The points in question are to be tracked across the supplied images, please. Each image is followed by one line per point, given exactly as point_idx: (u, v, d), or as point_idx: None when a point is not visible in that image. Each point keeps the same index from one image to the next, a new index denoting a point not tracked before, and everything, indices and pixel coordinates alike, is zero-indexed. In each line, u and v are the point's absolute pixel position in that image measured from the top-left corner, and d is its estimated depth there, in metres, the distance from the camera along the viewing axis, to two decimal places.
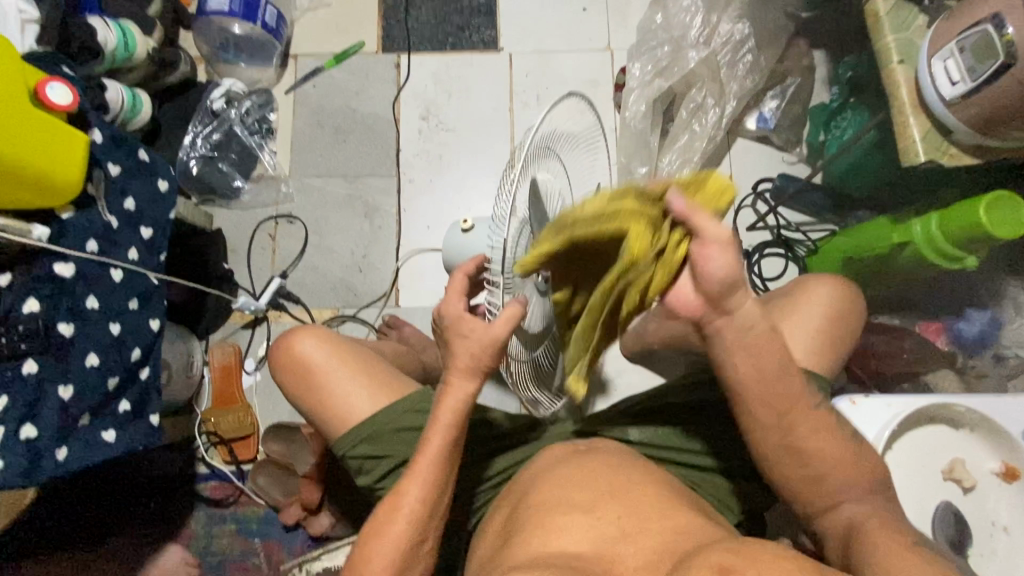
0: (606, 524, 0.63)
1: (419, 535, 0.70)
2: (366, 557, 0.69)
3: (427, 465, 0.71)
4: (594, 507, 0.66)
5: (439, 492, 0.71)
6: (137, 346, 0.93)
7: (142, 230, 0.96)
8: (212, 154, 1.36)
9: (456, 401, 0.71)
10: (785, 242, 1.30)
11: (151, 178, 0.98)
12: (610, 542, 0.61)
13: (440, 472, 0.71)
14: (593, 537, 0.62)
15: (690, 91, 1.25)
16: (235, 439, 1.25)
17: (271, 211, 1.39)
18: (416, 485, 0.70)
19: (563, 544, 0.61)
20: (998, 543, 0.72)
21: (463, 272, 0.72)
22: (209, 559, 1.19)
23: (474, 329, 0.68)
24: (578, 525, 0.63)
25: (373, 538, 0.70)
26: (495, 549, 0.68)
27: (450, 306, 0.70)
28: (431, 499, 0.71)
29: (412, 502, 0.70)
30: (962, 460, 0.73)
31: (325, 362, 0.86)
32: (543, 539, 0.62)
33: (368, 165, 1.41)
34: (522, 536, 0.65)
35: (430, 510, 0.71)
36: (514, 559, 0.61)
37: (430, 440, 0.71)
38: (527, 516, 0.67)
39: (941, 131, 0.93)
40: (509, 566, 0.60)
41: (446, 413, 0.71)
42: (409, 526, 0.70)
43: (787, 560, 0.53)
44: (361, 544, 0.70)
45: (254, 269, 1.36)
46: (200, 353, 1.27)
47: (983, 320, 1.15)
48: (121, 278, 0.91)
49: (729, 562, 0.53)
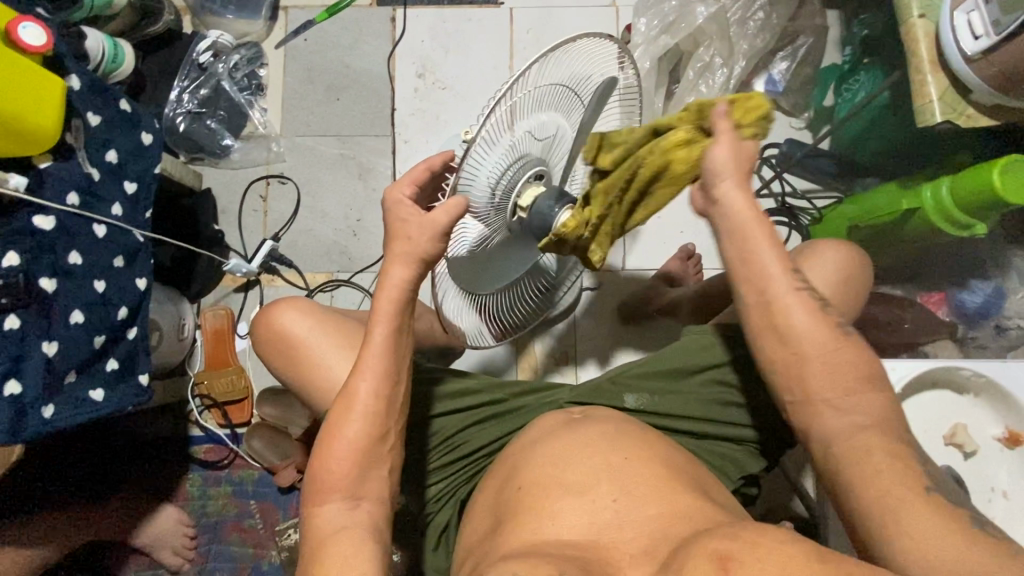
0: (600, 508, 0.62)
1: (380, 431, 0.68)
2: (324, 460, 0.67)
3: (374, 355, 0.69)
4: (588, 489, 0.64)
5: (393, 382, 0.70)
6: (124, 305, 0.90)
7: (125, 184, 0.92)
8: (200, 110, 1.30)
9: (396, 290, 0.70)
10: (789, 210, 1.26)
11: (133, 130, 0.94)
12: (604, 527, 0.60)
13: (390, 361, 0.70)
14: (588, 523, 0.61)
15: (698, 49, 1.21)
16: (229, 403, 1.24)
17: (262, 171, 1.35)
18: (368, 378, 0.69)
19: (557, 531, 0.60)
20: (996, 507, 0.72)
21: (428, 164, 0.72)
22: (205, 519, 1.20)
23: (410, 216, 0.70)
24: (570, 509, 0.62)
25: (329, 439, 0.68)
26: (487, 532, 0.67)
27: (396, 190, 0.71)
28: (383, 389, 0.69)
29: (367, 394, 0.68)
30: (963, 425, 0.74)
31: (306, 333, 0.84)
32: (537, 527, 0.61)
33: (362, 125, 1.37)
34: (513, 521, 0.64)
35: (385, 404, 0.69)
36: (505, 547, 0.60)
37: (374, 329, 0.70)
38: (519, 498, 0.66)
39: (959, 91, 0.89)
40: (501, 557, 0.59)
41: (388, 299, 0.70)
42: (366, 420, 0.68)
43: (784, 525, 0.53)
44: (319, 450, 0.68)
45: (246, 232, 1.32)
46: (191, 316, 1.24)
47: (987, 289, 1.13)
48: (104, 233, 0.88)
49: (728, 550, 0.52)
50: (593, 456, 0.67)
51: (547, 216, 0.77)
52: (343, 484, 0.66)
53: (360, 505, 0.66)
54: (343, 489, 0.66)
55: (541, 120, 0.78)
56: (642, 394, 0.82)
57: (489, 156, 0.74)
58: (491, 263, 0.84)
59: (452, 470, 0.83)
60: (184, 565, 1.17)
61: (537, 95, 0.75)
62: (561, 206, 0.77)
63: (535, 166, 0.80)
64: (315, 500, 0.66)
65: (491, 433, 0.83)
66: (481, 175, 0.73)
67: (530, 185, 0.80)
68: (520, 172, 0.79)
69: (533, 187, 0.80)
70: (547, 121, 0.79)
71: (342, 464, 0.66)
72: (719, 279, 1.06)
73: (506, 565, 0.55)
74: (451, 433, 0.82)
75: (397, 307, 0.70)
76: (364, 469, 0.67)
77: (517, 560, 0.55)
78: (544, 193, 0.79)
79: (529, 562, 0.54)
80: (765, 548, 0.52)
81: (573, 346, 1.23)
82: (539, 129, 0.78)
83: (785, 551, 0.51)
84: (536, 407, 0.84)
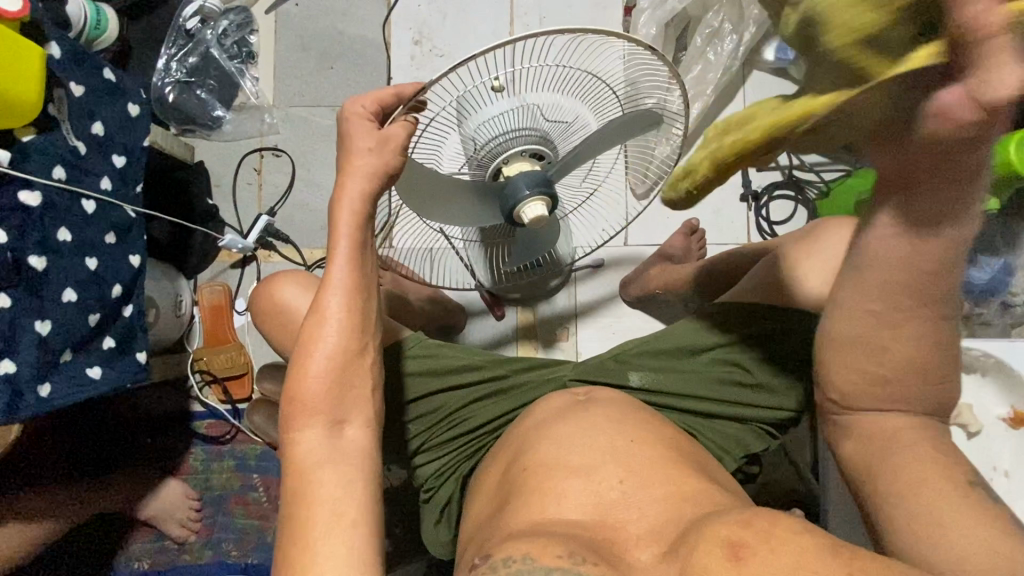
0: (607, 488, 0.62)
1: (357, 350, 0.67)
2: (298, 383, 0.65)
3: (340, 272, 0.67)
4: (594, 470, 0.64)
5: (363, 298, 0.68)
6: (118, 283, 0.88)
7: (114, 157, 0.90)
8: (189, 80, 1.26)
9: (354, 202, 0.67)
10: (796, 183, 1.24)
11: (121, 101, 0.91)
12: (610, 508, 0.60)
13: (357, 276, 0.68)
14: (595, 503, 0.61)
15: (706, 14, 1.16)
16: (230, 378, 1.24)
17: (256, 143, 1.31)
18: (337, 295, 0.67)
19: (563, 510, 0.60)
20: (998, 486, 0.72)
21: (395, 90, 0.69)
22: (210, 493, 1.21)
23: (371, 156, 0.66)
24: (578, 490, 0.62)
25: (302, 360, 0.66)
26: (492, 512, 0.67)
27: (355, 104, 0.68)
28: (353, 304, 0.67)
29: (337, 311, 0.67)
30: (970, 405, 0.74)
31: (307, 307, 0.82)
32: (542, 506, 0.61)
33: (358, 94, 1.32)
34: (519, 501, 0.63)
35: (356, 322, 0.67)
36: (512, 525, 0.60)
37: (337, 245, 0.68)
38: (524, 479, 0.66)
39: None
40: (507, 536, 0.58)
41: (348, 208, 0.67)
42: (339, 337, 0.66)
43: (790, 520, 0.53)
44: (291, 374, 0.66)
45: (240, 206, 1.30)
46: (188, 293, 1.23)
47: (996, 265, 1.10)
48: (93, 209, 0.86)
49: (738, 536, 0.52)
50: (598, 437, 0.67)
51: (514, 197, 0.75)
52: (322, 409, 0.65)
53: (343, 430, 0.65)
54: (322, 413, 0.65)
55: (560, 101, 0.75)
56: (646, 372, 0.81)
57: (484, 105, 0.72)
58: (454, 212, 0.81)
59: (453, 448, 0.82)
60: (190, 537, 1.19)
61: (555, 71, 0.73)
62: (530, 195, 0.75)
63: (534, 145, 0.77)
64: (294, 427, 0.65)
65: (494, 409, 0.82)
66: (475, 116, 0.72)
67: (522, 159, 0.77)
68: (513, 142, 0.76)
69: (524, 163, 0.77)
70: (565, 104, 0.76)
71: (318, 386, 0.65)
72: (723, 255, 1.04)
73: (515, 547, 0.54)
74: (450, 411, 0.82)
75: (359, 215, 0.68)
76: (341, 389, 0.66)
77: (526, 540, 0.55)
78: (528, 172, 0.76)
79: (538, 543, 0.54)
80: (777, 539, 0.52)
81: (572, 321, 1.22)
82: (552, 109, 0.75)
83: (795, 542, 0.51)
84: (537, 383, 0.84)
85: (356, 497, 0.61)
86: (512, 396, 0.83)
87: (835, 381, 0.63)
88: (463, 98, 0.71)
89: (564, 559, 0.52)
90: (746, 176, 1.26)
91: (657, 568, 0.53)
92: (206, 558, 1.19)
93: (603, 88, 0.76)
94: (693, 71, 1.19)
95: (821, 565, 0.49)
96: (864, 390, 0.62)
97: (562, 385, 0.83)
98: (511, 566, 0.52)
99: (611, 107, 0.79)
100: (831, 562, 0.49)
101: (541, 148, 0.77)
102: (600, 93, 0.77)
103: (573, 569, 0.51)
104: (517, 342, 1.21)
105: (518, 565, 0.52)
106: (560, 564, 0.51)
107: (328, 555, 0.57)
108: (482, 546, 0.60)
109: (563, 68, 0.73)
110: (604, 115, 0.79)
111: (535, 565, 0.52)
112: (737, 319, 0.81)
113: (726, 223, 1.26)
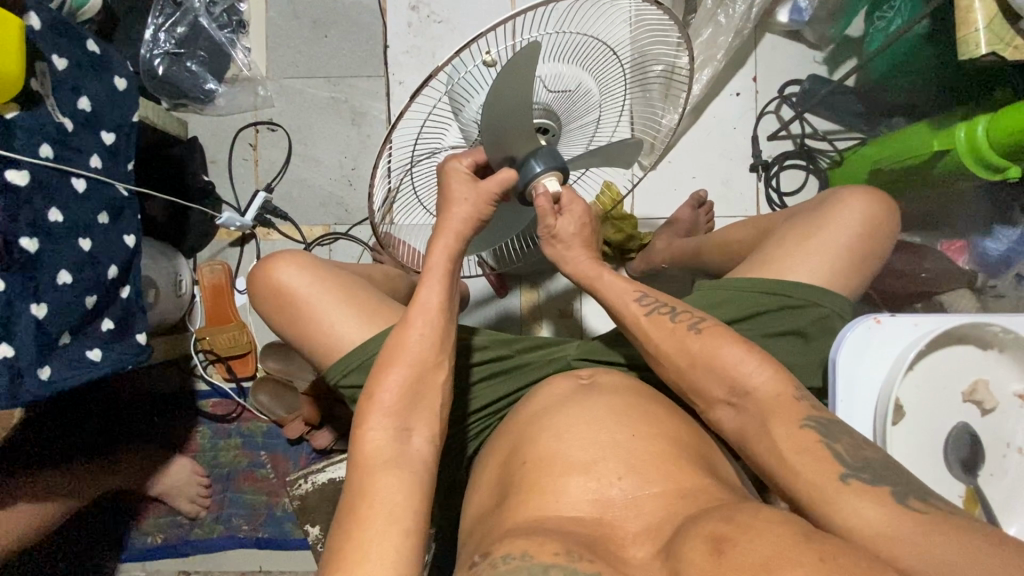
0: (605, 486, 0.61)
1: (434, 363, 0.67)
2: (382, 377, 0.65)
3: (428, 294, 0.69)
4: (594, 465, 0.63)
5: (446, 320, 0.69)
6: (113, 264, 0.87)
7: (103, 134, 0.87)
8: (178, 51, 1.21)
9: (450, 241, 0.72)
10: (807, 152, 1.21)
11: (106, 75, 0.88)
12: (609, 505, 0.60)
13: (444, 298, 0.70)
14: (594, 499, 0.60)
15: None
16: (233, 357, 1.23)
17: (250, 117, 1.28)
18: (432, 285, 0.70)
19: (563, 508, 0.60)
20: (1010, 463, 0.67)
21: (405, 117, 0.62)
22: (218, 470, 1.23)
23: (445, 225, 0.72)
24: (578, 487, 0.61)
25: (395, 351, 0.67)
26: (491, 506, 0.66)
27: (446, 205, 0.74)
28: (437, 327, 0.68)
29: (431, 298, 0.69)
30: (985, 381, 0.68)
31: (305, 288, 0.80)
32: (541, 503, 0.61)
33: (352, 65, 1.28)
34: (519, 497, 0.63)
35: (440, 341, 0.68)
36: (510, 522, 0.60)
37: (434, 248, 0.72)
38: (523, 472, 0.65)
39: (1008, 17, 0.81)
40: (504, 533, 0.58)
41: (445, 242, 0.72)
42: (429, 326, 0.68)
43: (782, 517, 0.52)
44: (379, 365, 0.66)
45: (237, 183, 1.27)
46: (188, 272, 1.22)
47: (1013, 236, 1.07)
48: (85, 188, 0.84)
49: (725, 531, 0.51)
50: (599, 431, 0.66)
51: (526, 175, 0.71)
52: (397, 404, 0.64)
53: (410, 438, 0.63)
54: (394, 415, 0.63)
55: (562, 70, 0.71)
56: None
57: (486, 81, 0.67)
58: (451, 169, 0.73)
59: (456, 428, 0.81)
60: (201, 512, 1.21)
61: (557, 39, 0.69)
62: (544, 170, 0.70)
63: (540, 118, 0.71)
64: (365, 421, 0.63)
65: (500, 389, 0.82)
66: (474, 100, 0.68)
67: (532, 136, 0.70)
68: None
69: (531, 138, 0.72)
70: (566, 73, 0.72)
71: (400, 386, 0.65)
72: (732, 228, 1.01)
73: (514, 543, 0.55)
74: (461, 390, 0.81)
75: (451, 244, 0.72)
76: (414, 401, 0.65)
77: (524, 537, 0.55)
78: (540, 149, 0.71)
79: (535, 540, 0.54)
80: (760, 530, 0.50)
81: (576, 296, 1.21)
82: (554, 79, 0.71)
83: (772, 531, 0.50)
84: (543, 362, 0.83)
85: (413, 500, 0.57)
86: (517, 376, 0.82)
87: (740, 373, 0.62)
88: (459, 83, 0.66)
89: (562, 556, 0.52)
90: (756, 145, 1.22)
91: (651, 565, 0.53)
92: (218, 532, 1.21)
93: (604, 49, 0.73)
94: (703, 36, 1.15)
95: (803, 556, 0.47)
96: (792, 389, 0.61)
97: (566, 364, 0.82)
98: (509, 562, 0.52)
99: (612, 65, 0.77)
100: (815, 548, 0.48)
101: (547, 121, 0.72)
102: (600, 56, 0.74)
103: (570, 566, 0.51)
104: (522, 319, 1.20)
105: (518, 560, 0.52)
106: (558, 561, 0.51)
107: (379, 553, 0.52)
108: (480, 542, 0.60)
109: (563, 35, 0.69)
110: (604, 77, 0.77)
111: (533, 561, 0.51)
112: (749, 297, 0.77)
113: (735, 195, 1.23)
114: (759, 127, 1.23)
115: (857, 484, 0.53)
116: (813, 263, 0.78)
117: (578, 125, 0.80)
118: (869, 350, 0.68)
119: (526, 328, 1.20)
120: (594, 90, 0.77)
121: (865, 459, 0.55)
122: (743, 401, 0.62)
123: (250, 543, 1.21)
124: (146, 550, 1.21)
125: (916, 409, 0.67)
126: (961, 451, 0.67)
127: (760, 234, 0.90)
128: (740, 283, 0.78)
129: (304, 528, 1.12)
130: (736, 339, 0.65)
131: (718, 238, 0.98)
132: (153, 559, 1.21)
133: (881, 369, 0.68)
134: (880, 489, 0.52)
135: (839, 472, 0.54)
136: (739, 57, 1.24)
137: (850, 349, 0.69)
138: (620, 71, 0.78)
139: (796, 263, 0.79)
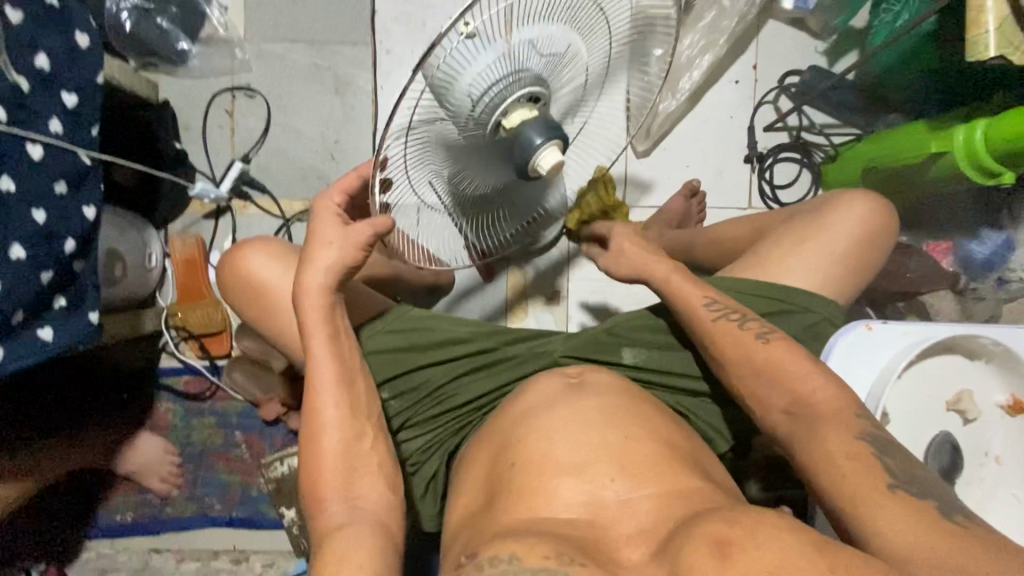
0: (599, 487, 0.60)
1: (347, 380, 0.70)
2: (317, 454, 0.67)
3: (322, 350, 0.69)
4: (586, 468, 0.62)
5: (351, 370, 0.71)
6: (69, 237, 0.80)
7: (63, 95, 0.80)
8: (147, 5, 1.11)
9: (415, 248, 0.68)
10: (803, 146, 1.19)
11: (66, 31, 0.80)
12: (604, 506, 0.59)
13: (338, 350, 0.70)
14: (586, 502, 0.59)
15: None
16: (207, 334, 1.18)
17: (227, 81, 1.20)
18: (318, 340, 0.69)
19: (554, 512, 0.59)
20: (987, 471, 0.69)
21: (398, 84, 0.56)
22: (190, 450, 1.19)
23: None
24: (570, 488, 0.60)
25: (319, 425, 0.68)
26: (480, 506, 0.64)
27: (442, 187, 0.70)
28: (340, 343, 0.71)
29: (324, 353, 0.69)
30: (970, 392, 0.68)
31: (276, 278, 0.77)
32: (531, 506, 0.60)
33: (336, 29, 1.20)
34: (508, 498, 0.62)
35: (353, 398, 0.69)
36: (501, 522, 0.59)
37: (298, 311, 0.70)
38: (512, 474, 0.64)
39: (1021, 20, 0.79)
40: (494, 535, 0.56)
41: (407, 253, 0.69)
42: (339, 387, 0.69)
43: (787, 530, 0.51)
44: (308, 443, 0.68)
45: (212, 151, 1.20)
46: (158, 245, 1.15)
47: (998, 241, 1.08)
48: (42, 155, 0.77)
49: (725, 534, 0.51)
50: (590, 431, 0.65)
51: (526, 150, 0.69)
52: (338, 475, 0.66)
53: (359, 499, 0.65)
54: (338, 490, 0.65)
55: (552, 32, 0.67)
56: (639, 349, 0.79)
57: (472, 49, 0.62)
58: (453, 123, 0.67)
59: (439, 421, 0.80)
60: (174, 491, 1.18)
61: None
62: (545, 140, 0.69)
63: (531, 86, 0.68)
64: (316, 501, 0.65)
65: (483, 384, 0.80)
66: (467, 70, 0.63)
67: (520, 105, 0.68)
68: (512, 88, 0.67)
69: (522, 110, 0.69)
70: (556, 37, 0.68)
71: (336, 457, 0.67)
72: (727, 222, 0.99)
73: (503, 545, 0.53)
74: (438, 386, 0.79)
75: (352, 253, 0.71)
76: (351, 467, 0.67)
77: (514, 539, 0.54)
78: (532, 119, 0.69)
79: (525, 542, 0.53)
80: (762, 536, 0.50)
81: (564, 281, 1.18)
82: (544, 42, 0.67)
83: (780, 538, 0.50)
84: (530, 356, 0.81)
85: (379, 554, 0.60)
86: (496, 374, 0.80)
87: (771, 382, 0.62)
88: (446, 58, 0.61)
89: (551, 560, 0.51)
90: (753, 136, 1.20)
91: (646, 567, 0.52)
92: (190, 512, 1.19)
93: (593, 9, 0.70)
94: (706, 20, 1.12)
95: (805, 564, 0.47)
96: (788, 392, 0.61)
97: (553, 361, 0.80)
98: (497, 566, 0.51)
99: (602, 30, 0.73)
100: (819, 560, 0.48)
101: (537, 89, 0.69)
102: (589, 16, 0.70)
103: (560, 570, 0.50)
104: (508, 305, 1.18)
105: (505, 564, 0.51)
106: (547, 565, 0.50)
107: None
108: (469, 542, 0.58)
109: None
110: (594, 40, 0.73)
111: (521, 565, 0.51)
112: (748, 298, 0.75)
113: (728, 186, 1.21)
114: (757, 117, 1.20)
115: (887, 500, 0.54)
116: (805, 267, 0.77)
117: (566, 89, 0.76)
118: (857, 350, 0.69)
119: (513, 314, 1.18)
120: (582, 52, 0.73)
121: (864, 469, 0.56)
122: (803, 411, 0.61)
123: (223, 523, 1.18)
124: (114, 528, 1.18)
125: (902, 414, 0.67)
126: (944, 460, 0.67)
127: (755, 231, 0.88)
128: (738, 284, 0.76)
129: (281, 510, 1.11)
130: (806, 355, 0.65)
131: (709, 232, 0.96)
132: (123, 537, 1.19)
133: (869, 374, 0.68)
134: (922, 497, 0.53)
135: (886, 480, 0.55)
136: (742, 43, 1.21)
137: (840, 355, 0.69)
138: (612, 38, 0.75)
139: (791, 265, 0.77)
